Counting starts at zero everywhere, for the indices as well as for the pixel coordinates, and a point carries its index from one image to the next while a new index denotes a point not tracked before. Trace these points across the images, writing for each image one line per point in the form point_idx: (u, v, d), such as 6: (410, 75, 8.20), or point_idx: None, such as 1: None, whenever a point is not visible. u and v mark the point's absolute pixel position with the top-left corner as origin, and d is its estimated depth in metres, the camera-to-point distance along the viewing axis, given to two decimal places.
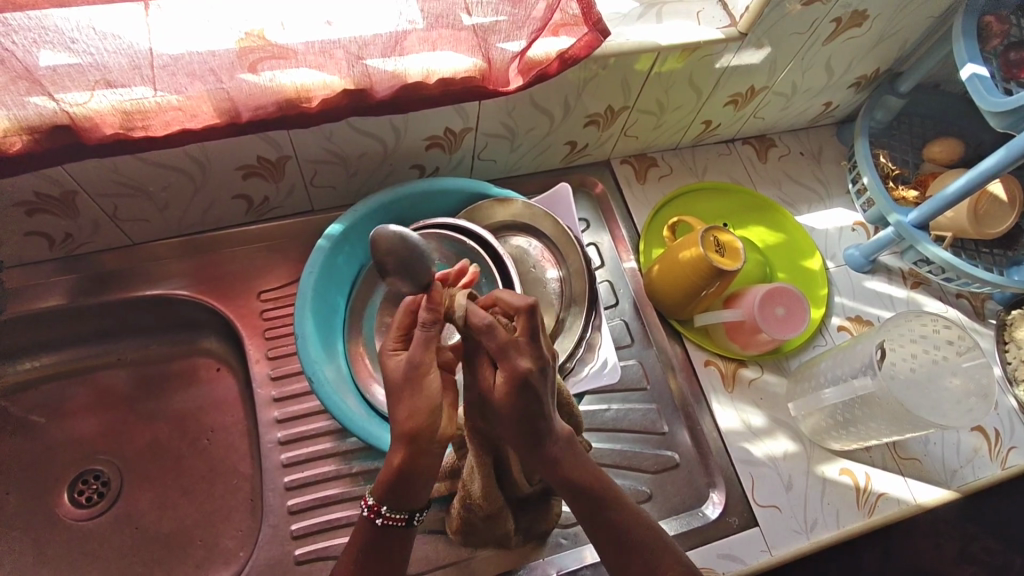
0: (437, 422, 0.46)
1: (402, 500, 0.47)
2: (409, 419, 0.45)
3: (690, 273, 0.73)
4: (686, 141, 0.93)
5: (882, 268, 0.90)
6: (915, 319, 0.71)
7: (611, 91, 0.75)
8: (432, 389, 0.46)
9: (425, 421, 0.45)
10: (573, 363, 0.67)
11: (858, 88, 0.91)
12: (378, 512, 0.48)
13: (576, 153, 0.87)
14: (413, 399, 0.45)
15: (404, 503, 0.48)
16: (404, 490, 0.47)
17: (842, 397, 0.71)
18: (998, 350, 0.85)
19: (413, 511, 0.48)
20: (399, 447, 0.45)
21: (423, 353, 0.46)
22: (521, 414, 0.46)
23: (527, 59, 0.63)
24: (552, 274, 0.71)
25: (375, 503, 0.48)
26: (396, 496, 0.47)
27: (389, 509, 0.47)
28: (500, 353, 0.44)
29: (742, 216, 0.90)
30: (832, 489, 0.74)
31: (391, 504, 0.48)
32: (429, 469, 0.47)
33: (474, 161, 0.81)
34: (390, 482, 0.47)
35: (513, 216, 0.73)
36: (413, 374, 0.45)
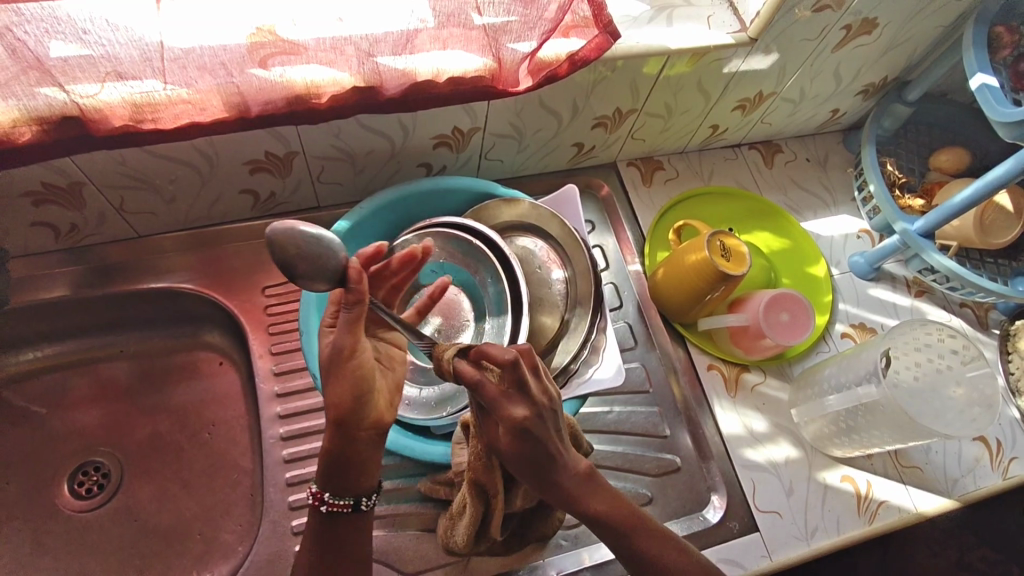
0: (360, 406, 0.47)
1: (343, 486, 0.49)
2: (333, 405, 0.47)
3: (695, 278, 0.73)
4: (693, 145, 0.92)
5: (886, 276, 0.90)
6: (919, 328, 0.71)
7: (619, 94, 0.75)
8: (356, 373, 0.47)
9: (349, 407, 0.47)
10: (577, 365, 0.67)
11: (866, 95, 0.91)
12: (321, 498, 0.49)
13: (583, 155, 0.86)
14: (338, 384, 0.47)
15: (345, 488, 0.49)
16: (342, 474, 0.48)
17: (846, 404, 0.71)
18: (1002, 360, 0.85)
19: (357, 496, 0.49)
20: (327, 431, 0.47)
21: (347, 336, 0.46)
22: (527, 458, 0.47)
23: (537, 59, 0.63)
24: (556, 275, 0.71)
25: (318, 490, 0.49)
26: (336, 481, 0.49)
27: (331, 495, 0.49)
28: (494, 404, 0.46)
29: (747, 222, 0.90)
30: (833, 496, 0.74)
31: (333, 490, 0.49)
32: (358, 455, 0.48)
33: (481, 161, 0.81)
34: (328, 466, 0.48)
35: (520, 216, 0.72)
36: (335, 358, 0.47)
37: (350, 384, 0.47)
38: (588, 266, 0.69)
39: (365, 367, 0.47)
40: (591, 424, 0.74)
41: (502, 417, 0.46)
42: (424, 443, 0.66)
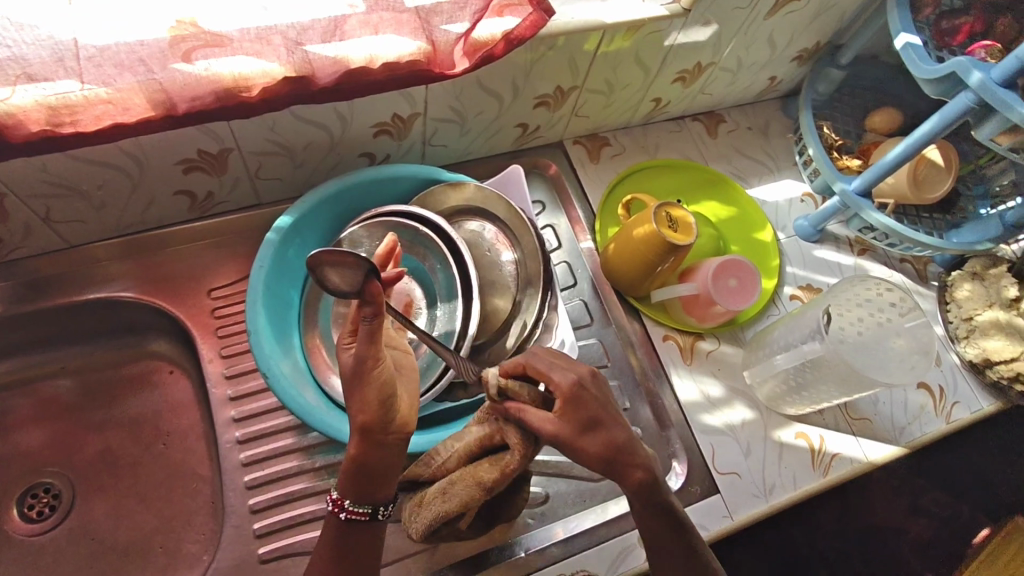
0: (384, 413, 0.50)
1: (366, 494, 0.51)
2: (361, 410, 0.49)
3: (643, 251, 0.74)
4: (637, 120, 0.93)
5: (829, 238, 0.92)
6: (859, 284, 0.74)
7: (559, 72, 0.75)
8: (380, 378, 0.50)
9: (375, 413, 0.50)
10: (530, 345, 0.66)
11: (800, 62, 0.93)
12: (340, 505, 0.51)
13: (528, 135, 0.86)
14: (365, 392, 0.50)
15: (368, 496, 0.52)
16: (366, 482, 0.51)
17: (793, 362, 0.73)
18: (940, 310, 0.88)
19: (375, 505, 0.52)
20: (353, 438, 0.50)
21: (369, 347, 0.48)
22: (586, 424, 0.52)
23: (472, 40, 0.63)
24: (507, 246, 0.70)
25: (340, 497, 0.51)
26: (358, 492, 0.51)
27: (351, 503, 0.51)
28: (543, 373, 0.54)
29: (696, 193, 0.91)
30: (788, 453, 0.77)
31: (352, 498, 0.51)
32: (381, 462, 0.51)
33: (425, 147, 0.80)
34: (354, 475, 0.51)
35: (464, 200, 0.71)
36: (360, 368, 0.49)
37: (376, 390, 0.50)
38: (536, 243, 0.67)
39: (386, 374, 0.50)
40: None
41: (554, 387, 0.53)
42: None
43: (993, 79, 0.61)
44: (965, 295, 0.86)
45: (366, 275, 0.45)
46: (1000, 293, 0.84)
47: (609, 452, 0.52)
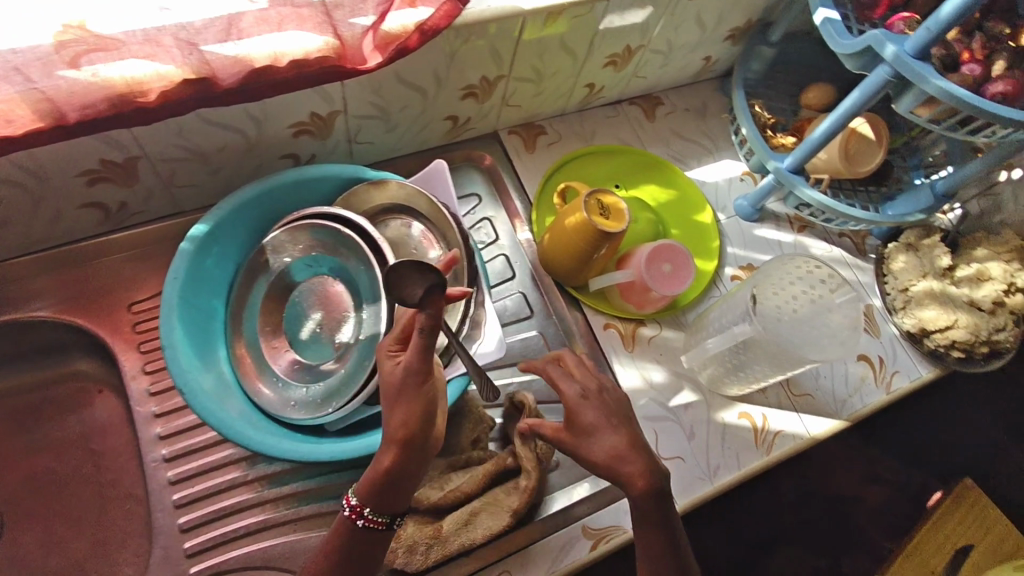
0: (424, 426, 0.52)
1: (385, 504, 0.53)
2: (401, 425, 0.51)
3: (577, 240, 0.73)
4: (572, 106, 0.92)
5: (769, 216, 0.92)
6: (790, 262, 0.73)
7: (483, 61, 0.74)
8: (428, 393, 0.52)
9: (415, 429, 0.51)
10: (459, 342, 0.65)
11: (732, 41, 0.93)
12: (359, 512, 0.53)
13: (460, 128, 0.85)
14: (406, 407, 0.51)
15: (386, 507, 0.53)
16: (391, 495, 0.52)
17: (726, 345, 0.73)
18: (878, 282, 0.89)
19: (392, 515, 0.53)
20: (391, 451, 0.51)
21: (420, 363, 0.50)
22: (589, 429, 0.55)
23: (383, 32, 0.61)
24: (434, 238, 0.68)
25: (359, 504, 0.52)
26: (380, 502, 0.52)
27: (371, 511, 0.52)
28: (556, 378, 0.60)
29: (634, 178, 0.90)
30: (731, 433, 0.77)
31: (373, 507, 0.53)
32: (410, 473, 0.53)
33: (352, 145, 0.78)
34: (383, 485, 0.52)
35: (390, 198, 0.69)
36: (411, 379, 0.51)
37: (419, 405, 0.52)
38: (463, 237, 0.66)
39: (432, 388, 0.52)
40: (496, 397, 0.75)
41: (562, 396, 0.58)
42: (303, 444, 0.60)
43: (906, 52, 0.61)
44: (901, 267, 0.86)
45: (430, 289, 0.46)
46: (934, 263, 0.85)
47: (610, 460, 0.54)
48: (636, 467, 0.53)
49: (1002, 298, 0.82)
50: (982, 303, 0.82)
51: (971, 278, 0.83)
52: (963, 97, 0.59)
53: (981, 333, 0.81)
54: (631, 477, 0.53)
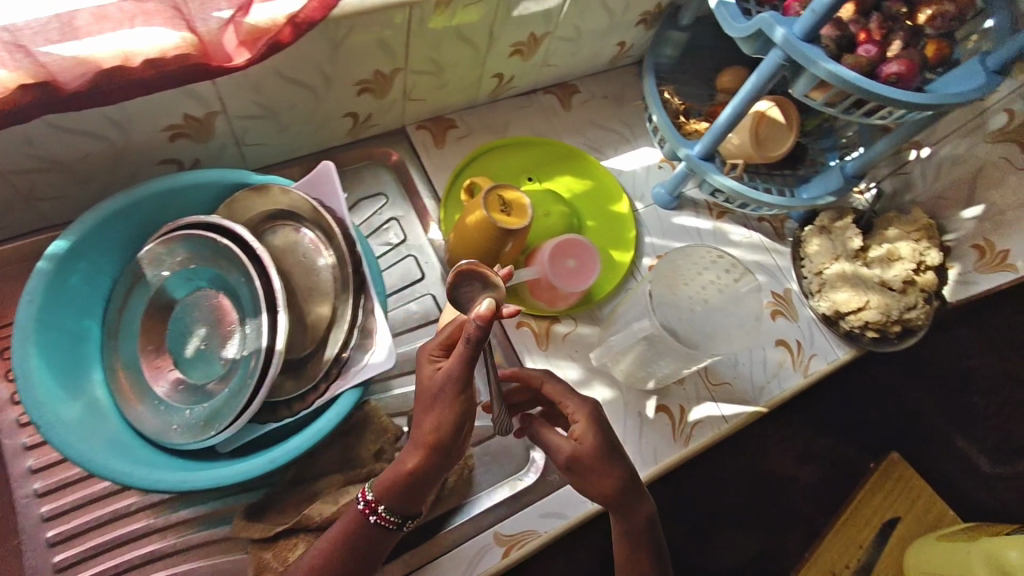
0: (454, 434, 0.53)
1: (400, 504, 0.54)
2: (432, 430, 0.52)
3: (479, 239, 0.71)
4: (482, 98, 0.89)
5: (688, 203, 0.91)
6: (693, 251, 0.74)
7: (373, 54, 0.70)
8: (462, 405, 0.53)
9: (445, 435, 0.53)
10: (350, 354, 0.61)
11: (644, 25, 0.91)
12: (372, 507, 0.54)
13: (362, 125, 0.81)
14: (440, 412, 0.53)
15: (401, 506, 0.54)
16: (410, 496, 0.53)
17: (627, 341, 0.73)
18: (795, 266, 0.88)
19: (405, 516, 0.54)
20: (418, 452, 0.53)
21: (460, 369, 0.52)
22: (607, 455, 0.56)
23: (249, 26, 0.58)
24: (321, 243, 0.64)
25: (374, 500, 0.53)
26: (396, 502, 0.53)
27: (384, 510, 0.53)
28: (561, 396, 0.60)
29: (548, 170, 0.88)
30: (648, 428, 0.76)
31: (387, 506, 0.53)
32: (433, 478, 0.54)
33: (241, 147, 0.74)
34: (403, 487, 0.53)
35: (273, 205, 0.65)
36: (447, 387, 0.52)
37: (451, 414, 0.53)
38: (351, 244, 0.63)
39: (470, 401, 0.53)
40: (405, 404, 0.73)
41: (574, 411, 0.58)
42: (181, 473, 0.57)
43: (796, 35, 0.60)
44: (815, 250, 0.86)
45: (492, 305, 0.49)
46: (845, 245, 0.85)
47: (616, 487, 0.56)
48: (641, 499, 0.57)
49: (912, 276, 0.83)
50: (893, 283, 0.83)
51: (882, 259, 0.84)
52: (851, 80, 0.59)
53: (892, 313, 0.82)
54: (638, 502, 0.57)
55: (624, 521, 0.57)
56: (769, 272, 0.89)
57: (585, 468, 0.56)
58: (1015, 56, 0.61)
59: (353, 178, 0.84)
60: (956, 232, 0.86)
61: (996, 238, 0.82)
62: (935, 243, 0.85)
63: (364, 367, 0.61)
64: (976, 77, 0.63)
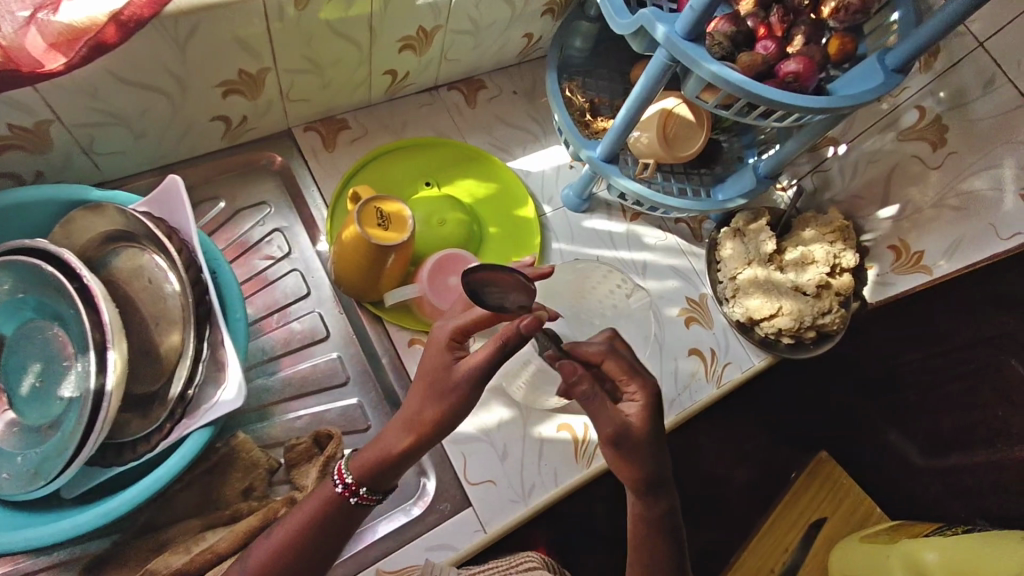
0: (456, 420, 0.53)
1: (382, 484, 0.53)
2: (434, 419, 0.52)
3: (354, 258, 0.66)
4: (377, 96, 0.82)
5: (600, 205, 0.86)
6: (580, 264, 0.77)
7: (231, 53, 0.63)
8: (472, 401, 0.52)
9: (449, 421, 0.53)
10: (196, 389, 0.56)
11: (551, 15, 0.84)
12: (353, 491, 0.53)
13: (238, 128, 0.74)
14: (451, 405, 0.52)
15: (382, 484, 0.53)
16: (387, 476, 0.53)
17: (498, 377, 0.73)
18: (710, 271, 0.85)
19: (384, 493, 0.55)
20: (415, 438, 0.52)
21: (482, 369, 0.51)
22: (655, 442, 0.52)
23: (63, 27, 0.52)
24: (164, 266, 0.58)
25: (356, 484, 0.52)
26: (374, 483, 0.53)
27: (367, 490, 0.52)
28: (628, 374, 0.54)
29: (448, 172, 0.82)
30: (549, 448, 0.73)
31: (369, 486, 0.53)
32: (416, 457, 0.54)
33: (92, 157, 0.67)
34: (386, 467, 0.53)
35: (111, 224, 0.59)
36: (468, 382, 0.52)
37: (461, 406, 0.52)
38: (192, 266, 0.57)
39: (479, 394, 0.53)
40: (285, 434, 0.69)
41: (636, 388, 0.54)
42: (10, 531, 0.53)
43: (677, 34, 0.55)
44: (729, 254, 0.82)
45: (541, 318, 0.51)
46: (758, 249, 0.81)
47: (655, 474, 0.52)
48: (669, 492, 0.54)
49: (826, 279, 0.79)
50: (807, 287, 0.78)
51: (797, 262, 0.80)
52: (736, 83, 0.55)
53: (804, 320, 0.78)
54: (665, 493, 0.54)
55: (646, 508, 0.54)
56: (684, 276, 0.85)
57: (622, 449, 0.51)
58: (912, 55, 0.57)
59: (233, 187, 0.78)
60: (872, 232, 0.83)
61: (910, 238, 0.79)
62: (851, 245, 0.81)
63: (213, 406, 0.56)
64: (873, 78, 0.59)
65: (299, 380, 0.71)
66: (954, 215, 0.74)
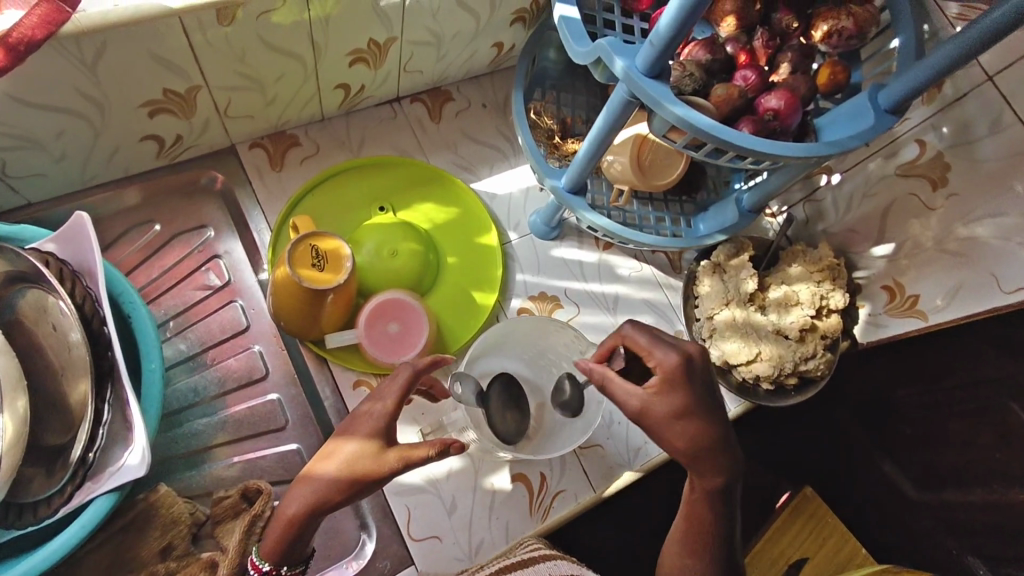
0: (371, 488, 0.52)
1: (295, 555, 0.52)
2: (346, 489, 0.50)
3: (288, 301, 0.62)
4: (331, 111, 0.76)
5: (570, 231, 0.80)
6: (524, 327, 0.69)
7: (151, 72, 0.57)
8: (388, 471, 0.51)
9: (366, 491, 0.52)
10: (98, 452, 0.52)
11: (523, 24, 0.77)
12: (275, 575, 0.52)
13: (174, 148, 0.69)
14: (371, 480, 0.51)
15: (298, 555, 0.53)
16: (299, 544, 0.52)
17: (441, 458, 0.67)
18: (686, 307, 0.79)
19: (304, 560, 0.54)
20: (320, 507, 0.50)
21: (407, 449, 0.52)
22: (680, 411, 0.51)
23: None
24: (65, 312, 0.53)
25: (275, 566, 0.51)
26: (288, 557, 0.52)
27: (288, 568, 0.52)
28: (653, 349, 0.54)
29: (406, 195, 0.77)
30: (501, 501, 0.68)
31: (289, 562, 0.52)
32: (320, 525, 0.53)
33: (7, 181, 0.62)
34: (293, 542, 0.51)
35: (4, 265, 0.53)
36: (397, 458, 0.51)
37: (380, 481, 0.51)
38: (97, 317, 0.53)
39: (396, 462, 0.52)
40: (216, 482, 0.65)
41: (656, 363, 0.53)
42: None
43: (637, 69, 0.48)
44: (707, 291, 0.76)
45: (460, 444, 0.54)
46: (738, 288, 0.74)
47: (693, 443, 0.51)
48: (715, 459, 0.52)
49: (811, 322, 0.73)
50: (788, 331, 0.72)
51: (779, 303, 0.74)
52: (701, 126, 0.48)
53: (784, 366, 0.71)
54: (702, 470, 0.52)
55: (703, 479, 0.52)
56: (658, 311, 0.80)
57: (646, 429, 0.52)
58: (906, 95, 0.49)
59: (172, 209, 0.72)
60: (865, 270, 0.76)
61: (906, 280, 0.72)
62: (841, 285, 0.74)
63: (120, 470, 0.52)
64: (863, 117, 0.52)
65: (234, 423, 0.67)
66: (951, 261, 0.67)
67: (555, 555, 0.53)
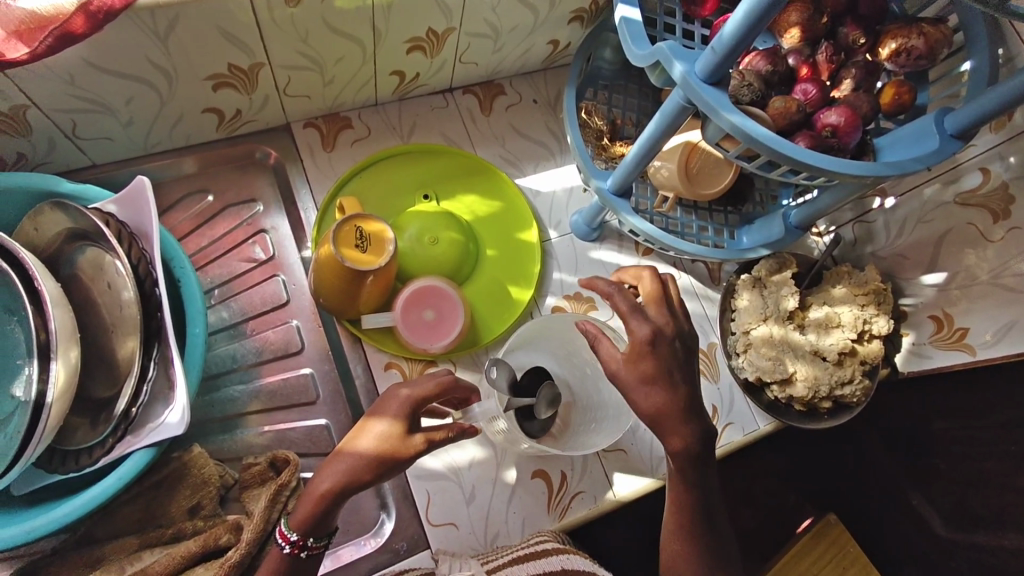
0: (397, 468, 0.52)
1: (322, 529, 0.52)
2: (377, 464, 0.51)
3: (329, 279, 0.63)
4: (385, 96, 0.78)
5: (611, 234, 0.80)
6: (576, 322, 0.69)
7: (217, 46, 0.59)
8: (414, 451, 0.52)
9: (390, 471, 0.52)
10: (141, 407, 0.54)
11: (581, 23, 0.76)
12: (302, 545, 0.51)
13: (233, 121, 0.71)
14: (400, 456, 0.52)
15: (324, 529, 0.52)
16: (330, 518, 0.52)
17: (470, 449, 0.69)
18: (723, 320, 0.77)
19: (330, 536, 0.53)
20: (348, 480, 0.51)
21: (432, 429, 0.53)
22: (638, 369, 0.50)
23: (32, 15, 0.48)
24: (121, 271, 0.55)
25: (301, 538, 0.51)
26: (317, 530, 0.51)
27: (314, 541, 0.52)
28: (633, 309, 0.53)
29: (450, 185, 0.77)
30: (520, 495, 0.68)
31: (315, 535, 0.51)
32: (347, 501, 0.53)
33: (76, 142, 0.64)
34: (318, 516, 0.51)
35: (69, 222, 0.56)
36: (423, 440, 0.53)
37: (406, 459, 0.52)
38: (150, 278, 0.55)
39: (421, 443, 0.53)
40: (246, 449, 0.67)
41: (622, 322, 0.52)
42: None
43: (696, 75, 0.47)
44: (745, 305, 0.75)
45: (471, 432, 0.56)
46: (778, 305, 0.73)
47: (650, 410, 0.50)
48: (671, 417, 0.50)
49: (851, 346, 0.70)
50: (827, 353, 0.70)
51: (819, 323, 0.72)
52: (757, 137, 0.47)
53: (820, 389, 0.70)
54: (665, 436, 0.51)
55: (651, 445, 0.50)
56: (694, 322, 0.79)
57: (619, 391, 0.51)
58: (975, 121, 0.48)
59: (226, 181, 0.75)
60: (913, 298, 0.74)
61: (955, 312, 0.70)
62: (885, 311, 0.72)
63: (160, 426, 0.54)
64: (926, 142, 0.50)
65: (268, 393, 0.69)
66: (1006, 296, 0.65)
67: (568, 550, 0.56)
